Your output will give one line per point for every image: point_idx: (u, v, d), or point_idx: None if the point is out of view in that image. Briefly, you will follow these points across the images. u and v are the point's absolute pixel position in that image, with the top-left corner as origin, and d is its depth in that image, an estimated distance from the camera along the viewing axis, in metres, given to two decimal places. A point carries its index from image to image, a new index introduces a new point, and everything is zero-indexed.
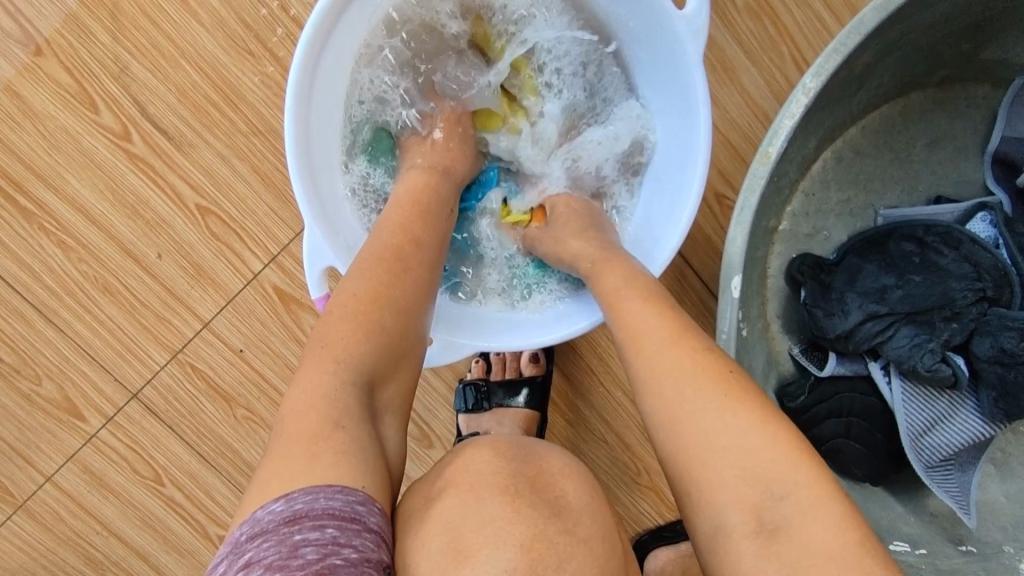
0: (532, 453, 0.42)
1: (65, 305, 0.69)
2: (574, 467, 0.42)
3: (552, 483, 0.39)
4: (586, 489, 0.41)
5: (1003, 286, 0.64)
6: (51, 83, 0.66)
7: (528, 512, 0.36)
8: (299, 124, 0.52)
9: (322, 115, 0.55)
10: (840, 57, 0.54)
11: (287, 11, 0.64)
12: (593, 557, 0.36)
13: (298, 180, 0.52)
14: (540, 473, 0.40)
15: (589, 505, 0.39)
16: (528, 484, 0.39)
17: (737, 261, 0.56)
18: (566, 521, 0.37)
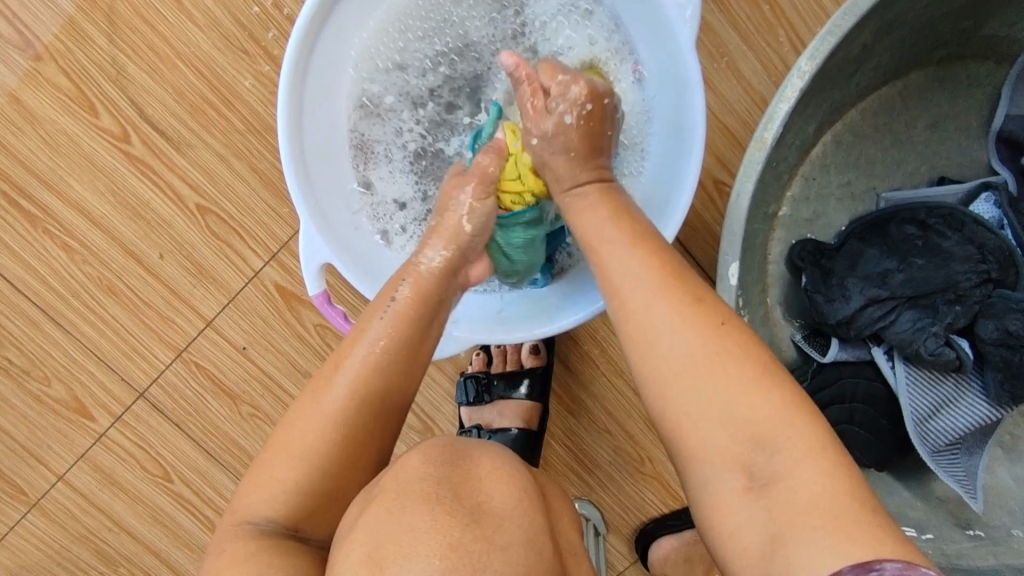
0: (464, 457, 0.40)
1: (70, 307, 0.71)
2: (507, 471, 0.41)
3: (477, 488, 0.38)
4: (514, 496, 0.39)
5: (1007, 268, 0.63)
6: (51, 88, 0.67)
7: (445, 520, 0.35)
8: (291, 119, 0.53)
9: (316, 97, 0.56)
10: (835, 39, 0.54)
11: (280, 9, 0.64)
12: (510, 567, 0.35)
13: (290, 175, 0.52)
14: (466, 479, 0.38)
15: (517, 512, 0.38)
16: (452, 489, 0.37)
17: (735, 247, 0.55)
18: (485, 528, 0.35)
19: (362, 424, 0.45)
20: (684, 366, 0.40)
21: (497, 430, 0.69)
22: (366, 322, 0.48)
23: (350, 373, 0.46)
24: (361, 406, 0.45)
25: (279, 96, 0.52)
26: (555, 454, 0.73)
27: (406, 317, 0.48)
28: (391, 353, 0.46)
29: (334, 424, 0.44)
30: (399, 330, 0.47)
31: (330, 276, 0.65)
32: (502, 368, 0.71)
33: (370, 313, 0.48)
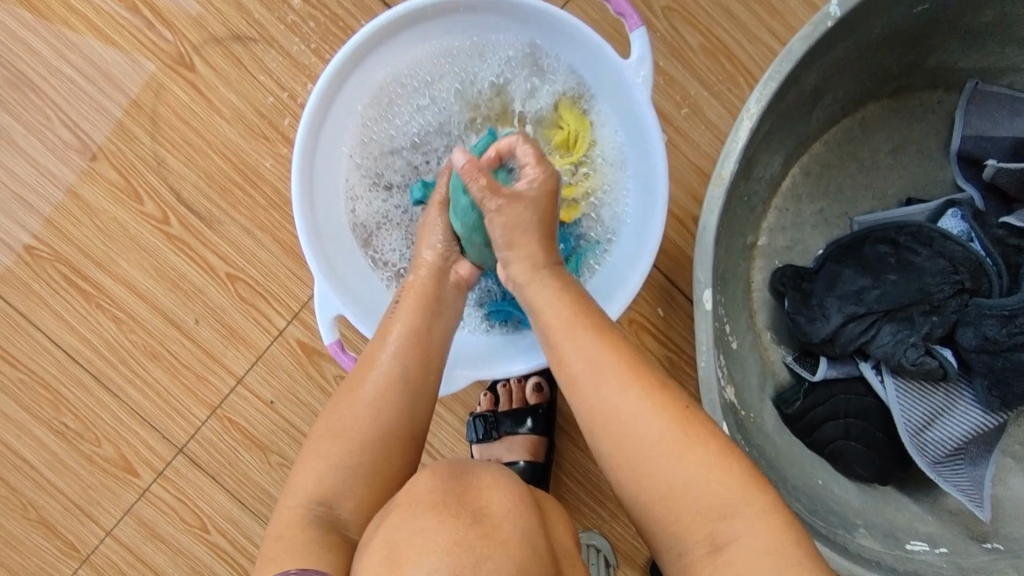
0: (467, 471, 0.45)
1: (119, 372, 0.79)
2: (504, 481, 0.45)
3: (478, 495, 0.42)
4: (512, 502, 0.43)
5: (979, 277, 0.66)
6: (104, 182, 0.77)
7: (451, 522, 0.40)
8: (303, 191, 0.61)
9: (323, 172, 0.63)
10: (777, 84, 0.59)
11: (295, 100, 0.75)
12: (511, 559, 0.39)
13: (304, 241, 0.59)
14: (469, 488, 0.43)
15: (514, 516, 0.42)
16: (456, 497, 0.42)
17: (706, 274, 0.60)
18: (486, 527, 0.40)
19: (393, 415, 0.52)
20: (653, 439, 0.47)
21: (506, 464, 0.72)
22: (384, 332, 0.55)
23: (380, 363, 0.54)
24: (392, 388, 0.53)
25: (293, 174, 0.60)
26: (565, 488, 0.75)
27: (413, 322, 0.56)
28: (409, 352, 0.54)
29: (372, 415, 0.52)
30: (414, 322, 0.55)
31: (345, 329, 0.72)
32: (508, 407, 0.75)
33: (385, 320, 0.57)
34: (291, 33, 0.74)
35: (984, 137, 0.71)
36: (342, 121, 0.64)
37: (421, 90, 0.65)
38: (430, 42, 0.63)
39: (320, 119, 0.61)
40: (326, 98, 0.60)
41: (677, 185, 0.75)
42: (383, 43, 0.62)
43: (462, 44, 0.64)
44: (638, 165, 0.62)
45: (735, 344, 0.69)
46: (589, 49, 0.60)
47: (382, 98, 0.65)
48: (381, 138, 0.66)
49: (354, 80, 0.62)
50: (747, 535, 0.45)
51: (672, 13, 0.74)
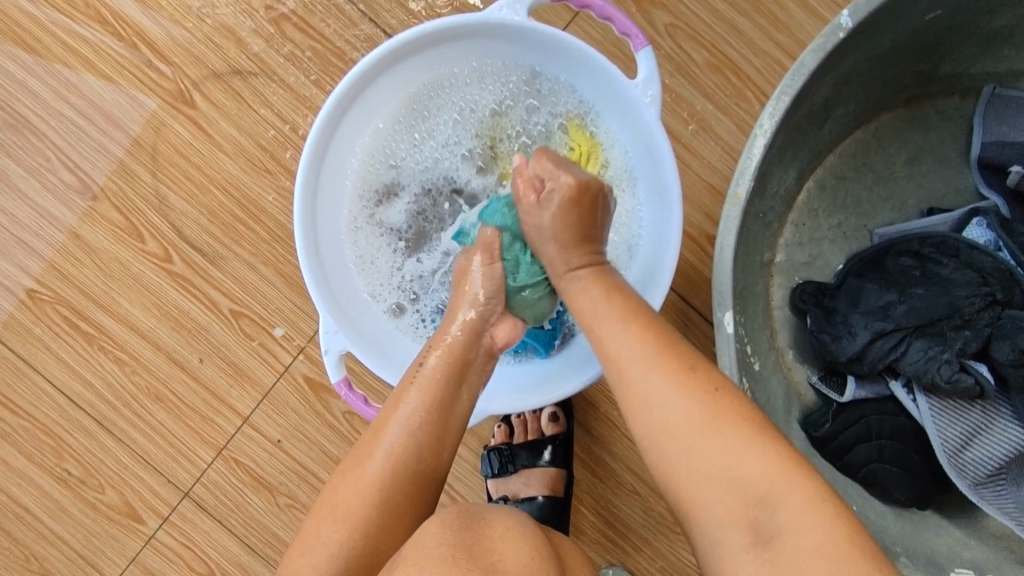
0: (476, 520, 0.42)
1: (123, 416, 0.77)
2: (518, 531, 0.43)
3: (489, 549, 0.40)
4: (525, 554, 0.41)
5: (1011, 288, 0.63)
6: (104, 221, 0.76)
7: None
8: (306, 231, 0.59)
9: (325, 209, 0.62)
10: (789, 97, 0.57)
11: (296, 133, 0.74)
12: None
13: (310, 282, 0.57)
14: (480, 540, 0.40)
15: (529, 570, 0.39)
16: (466, 551, 0.39)
17: (727, 296, 0.57)
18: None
19: (401, 487, 0.49)
20: (681, 422, 0.44)
21: (524, 499, 0.69)
22: (400, 398, 0.52)
23: (392, 436, 0.50)
24: (399, 472, 0.49)
25: (295, 204, 0.58)
26: (586, 521, 0.72)
27: (430, 390, 0.52)
28: (425, 426, 0.50)
29: (375, 495, 0.48)
30: (435, 388, 0.52)
31: (353, 363, 0.70)
32: (523, 438, 0.72)
33: (405, 383, 0.53)
34: (291, 65, 0.73)
35: (1005, 143, 0.68)
36: (340, 156, 0.62)
37: (427, 115, 0.64)
38: (436, 66, 0.62)
39: (319, 157, 0.59)
40: (323, 135, 0.59)
41: (689, 204, 0.73)
42: (389, 69, 0.60)
43: (470, 69, 0.62)
44: (649, 189, 0.61)
45: (758, 366, 0.67)
46: (600, 73, 0.59)
47: (387, 123, 0.63)
48: (385, 163, 0.64)
49: (358, 106, 0.61)
50: (791, 527, 0.41)
51: (676, 30, 0.72)
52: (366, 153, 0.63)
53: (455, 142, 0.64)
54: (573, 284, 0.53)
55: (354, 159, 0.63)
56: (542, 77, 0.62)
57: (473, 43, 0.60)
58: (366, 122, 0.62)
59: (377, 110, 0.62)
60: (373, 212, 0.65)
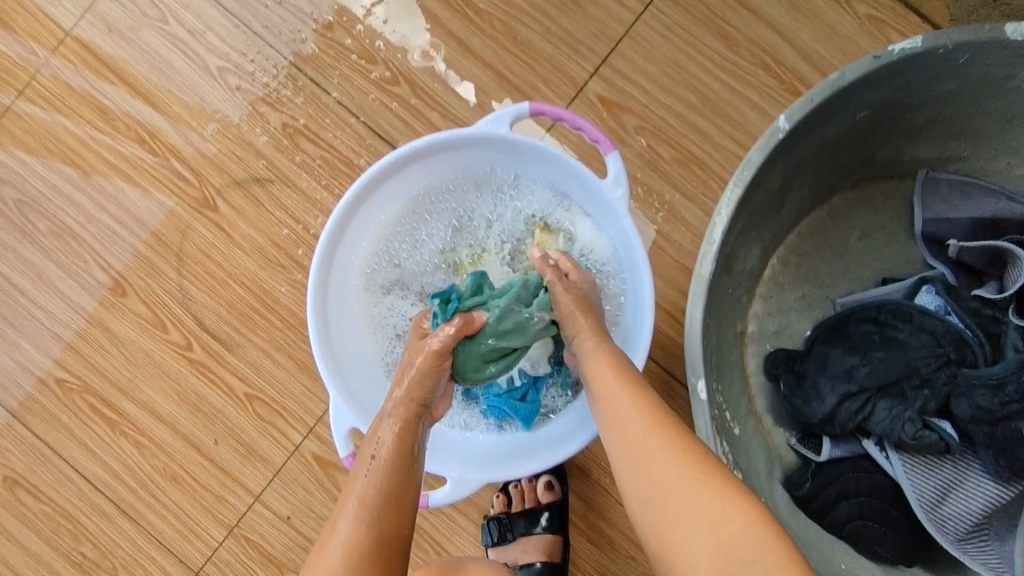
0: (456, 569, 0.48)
1: (139, 498, 0.80)
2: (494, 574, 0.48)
3: None
4: None
5: (963, 349, 0.69)
6: (132, 314, 0.83)
7: None
8: (320, 324, 0.65)
9: (336, 304, 0.69)
10: (740, 189, 0.65)
11: (309, 230, 0.82)
12: None
13: (324, 370, 0.64)
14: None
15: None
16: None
17: (698, 365, 0.63)
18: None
19: (387, 526, 0.51)
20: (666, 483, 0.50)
21: (523, 565, 0.73)
22: (366, 446, 0.56)
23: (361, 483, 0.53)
24: (382, 505, 0.51)
25: (309, 307, 0.65)
26: None
27: (399, 438, 0.56)
28: (395, 468, 0.54)
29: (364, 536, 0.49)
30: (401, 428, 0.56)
31: (359, 440, 0.75)
32: (521, 507, 0.76)
33: (367, 438, 0.56)
34: (305, 172, 0.83)
35: (942, 219, 0.76)
36: (348, 256, 0.70)
37: (423, 218, 0.72)
38: (429, 176, 0.70)
39: (330, 258, 0.67)
40: (334, 240, 0.67)
41: (666, 282, 0.80)
42: (387, 182, 0.68)
43: (459, 175, 0.71)
44: (625, 273, 0.68)
45: (738, 430, 0.71)
46: (572, 175, 0.67)
47: (387, 227, 0.71)
48: (387, 262, 0.72)
49: (361, 216, 0.69)
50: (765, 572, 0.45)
51: (644, 131, 0.82)
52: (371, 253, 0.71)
53: (449, 239, 0.72)
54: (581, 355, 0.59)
55: (359, 261, 0.71)
56: (522, 179, 0.71)
57: (460, 155, 0.69)
58: (369, 227, 0.70)
59: (380, 215, 0.70)
60: (378, 306, 0.72)
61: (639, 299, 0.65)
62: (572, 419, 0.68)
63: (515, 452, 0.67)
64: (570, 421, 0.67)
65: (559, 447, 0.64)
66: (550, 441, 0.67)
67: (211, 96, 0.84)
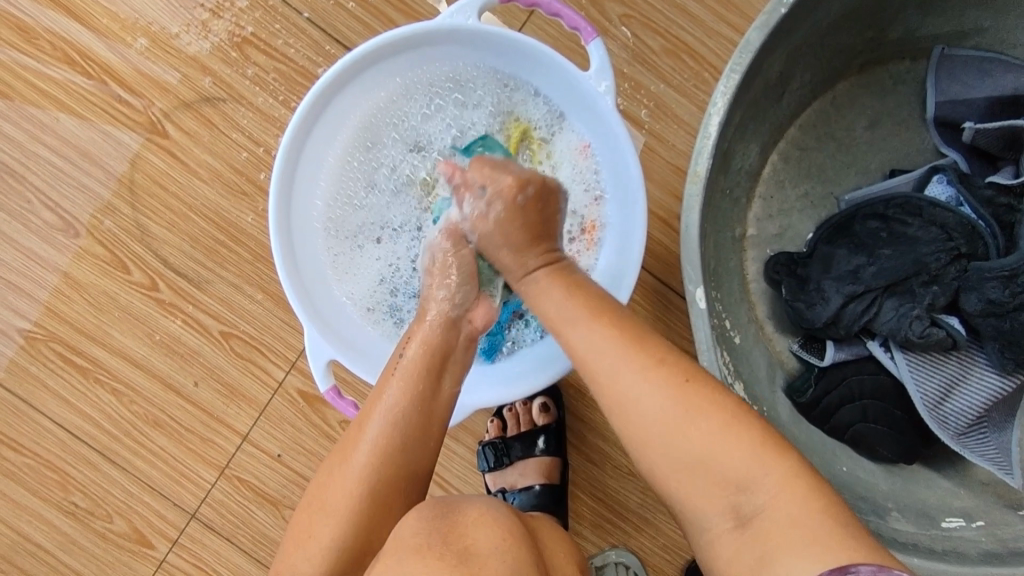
0: (452, 507, 0.43)
1: (124, 445, 0.78)
2: (490, 515, 0.43)
3: (462, 533, 0.41)
4: (498, 536, 0.42)
5: (974, 240, 0.64)
6: (89, 256, 0.77)
7: (435, 564, 0.39)
8: (287, 263, 0.60)
9: (302, 240, 0.63)
10: (739, 75, 0.59)
11: (269, 152, 0.75)
12: None
13: (300, 311, 0.59)
14: (454, 527, 0.41)
15: (503, 552, 0.40)
16: (440, 538, 0.40)
17: (696, 273, 0.59)
18: (470, 566, 0.38)
19: (392, 484, 0.49)
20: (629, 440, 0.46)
21: (522, 489, 0.72)
22: (385, 383, 0.52)
23: (376, 429, 0.50)
24: (386, 453, 0.50)
25: (275, 256, 0.60)
26: (585, 505, 0.74)
27: (417, 370, 0.52)
28: (406, 418, 0.51)
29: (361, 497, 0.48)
30: (419, 363, 0.53)
31: (341, 373, 0.71)
32: (517, 430, 0.74)
33: (386, 375, 0.53)
34: (258, 88, 0.75)
35: (957, 102, 0.70)
36: (306, 187, 0.63)
37: (383, 136, 0.65)
38: (375, 88, 0.63)
39: (287, 191, 0.61)
40: (288, 170, 0.60)
41: (659, 188, 0.75)
42: (330, 104, 0.62)
43: (408, 80, 0.64)
44: (616, 175, 0.62)
45: (739, 339, 0.68)
46: (532, 56, 0.60)
47: (346, 153, 0.65)
48: (353, 195, 0.66)
49: (314, 142, 0.62)
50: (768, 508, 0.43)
51: (629, 20, 0.74)
52: (331, 180, 0.65)
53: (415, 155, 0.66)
54: (533, 285, 0.54)
55: (320, 199, 0.65)
56: (480, 73, 0.64)
57: (403, 56, 0.62)
58: (323, 157, 0.64)
59: (333, 138, 0.64)
60: (354, 240, 0.66)
61: (631, 214, 0.60)
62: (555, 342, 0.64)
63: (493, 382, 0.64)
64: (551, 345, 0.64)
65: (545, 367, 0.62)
66: (530, 367, 0.64)
67: (143, 5, 0.75)
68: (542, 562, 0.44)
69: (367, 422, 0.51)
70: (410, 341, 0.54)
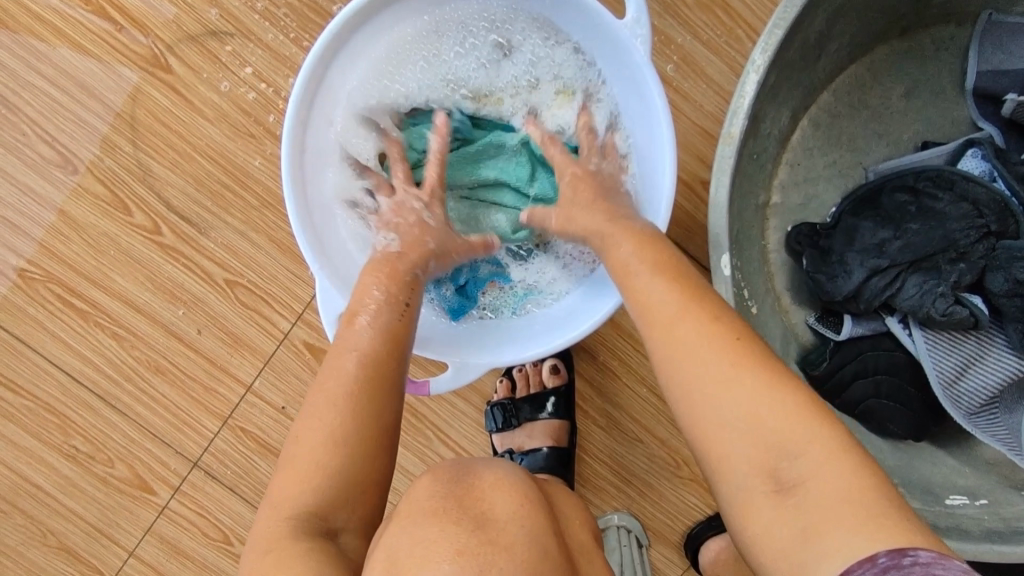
0: (467, 471, 0.43)
1: (125, 390, 0.77)
2: (508, 480, 0.42)
3: (478, 497, 0.40)
4: (515, 502, 0.41)
5: (1006, 218, 0.63)
6: (89, 196, 0.74)
7: (451, 529, 0.37)
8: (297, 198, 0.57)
9: (315, 177, 0.60)
10: (782, 32, 0.56)
11: (278, 93, 0.72)
12: (516, 566, 0.36)
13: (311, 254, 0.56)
14: (469, 491, 0.41)
15: (518, 517, 0.39)
16: (456, 502, 0.39)
17: (723, 240, 0.57)
18: (488, 532, 0.37)
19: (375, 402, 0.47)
20: (703, 370, 0.42)
21: (529, 451, 0.71)
22: (349, 333, 0.50)
23: (340, 387, 0.47)
24: (362, 391, 0.47)
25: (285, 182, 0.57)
26: (590, 468, 0.74)
27: (386, 315, 0.51)
28: (378, 354, 0.49)
29: (341, 436, 0.45)
30: (378, 334, 0.50)
31: (350, 325, 0.70)
32: (526, 392, 0.74)
33: (352, 315, 0.51)
34: (267, 23, 0.70)
35: (1001, 72, 0.67)
36: (320, 120, 0.60)
37: (407, 72, 0.62)
38: (402, 20, 0.60)
39: (303, 122, 0.57)
40: (304, 99, 0.57)
41: (683, 150, 0.72)
42: (361, 23, 0.57)
43: (439, 16, 0.61)
44: (647, 152, 0.60)
45: (756, 309, 0.67)
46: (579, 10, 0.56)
47: (366, 87, 0.61)
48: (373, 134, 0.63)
49: (335, 73, 0.59)
50: (816, 476, 0.39)
51: None
52: (348, 115, 0.61)
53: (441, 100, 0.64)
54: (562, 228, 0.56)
55: (336, 134, 0.61)
56: (521, 20, 0.61)
57: None
58: (342, 90, 0.60)
59: (354, 71, 0.60)
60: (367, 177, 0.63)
61: (658, 183, 0.57)
62: (547, 322, 0.62)
63: (479, 344, 0.62)
64: (543, 324, 0.62)
65: (539, 341, 0.59)
66: (515, 339, 0.61)
67: None
68: (558, 533, 0.42)
69: (336, 363, 0.48)
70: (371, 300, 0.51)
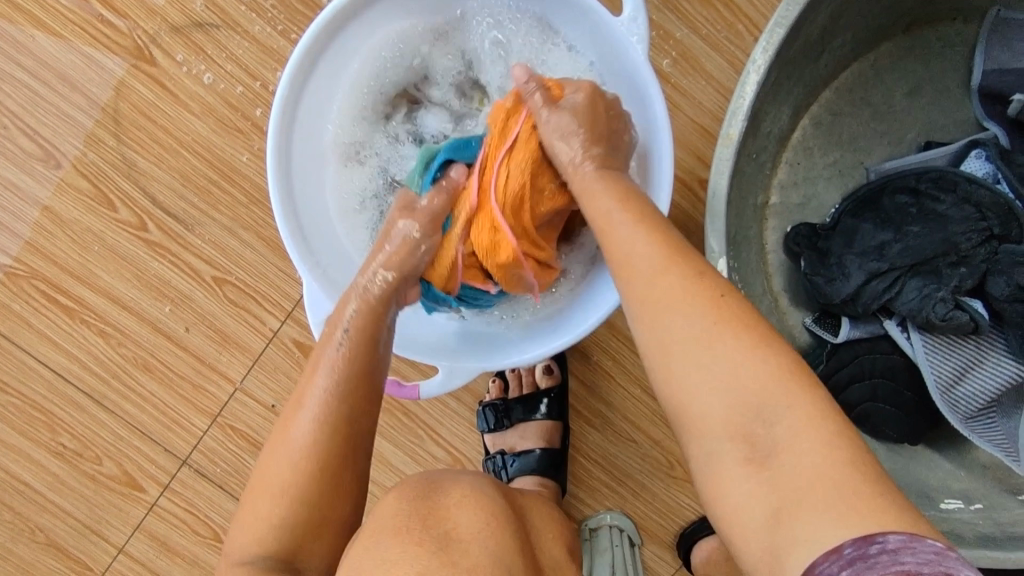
0: (432, 489, 0.42)
1: (112, 388, 0.76)
2: (475, 497, 0.42)
3: (443, 517, 0.40)
4: (480, 521, 0.40)
5: (1009, 221, 0.61)
6: (73, 191, 0.73)
7: (414, 550, 0.37)
8: (282, 196, 0.56)
9: (303, 174, 0.59)
10: (784, 30, 0.54)
11: (266, 87, 0.70)
12: None
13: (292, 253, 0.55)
14: (433, 509, 0.40)
15: (484, 536, 0.39)
16: (419, 521, 0.39)
17: (719, 244, 0.55)
18: (451, 554, 0.37)
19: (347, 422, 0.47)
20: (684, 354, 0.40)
21: (521, 452, 0.71)
22: (321, 352, 0.49)
23: (310, 409, 0.47)
24: (324, 423, 0.46)
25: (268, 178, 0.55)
26: (583, 469, 0.73)
27: (359, 332, 0.49)
28: (347, 377, 0.48)
29: (310, 460, 0.45)
30: (352, 354, 0.48)
31: None
32: (518, 392, 0.73)
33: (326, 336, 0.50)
34: (253, 15, 0.68)
35: (1007, 70, 0.65)
36: (310, 115, 0.58)
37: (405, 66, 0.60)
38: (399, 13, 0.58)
39: (291, 116, 0.56)
40: (293, 93, 0.56)
41: (681, 147, 0.71)
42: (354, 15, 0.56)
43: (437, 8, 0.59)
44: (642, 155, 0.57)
45: None
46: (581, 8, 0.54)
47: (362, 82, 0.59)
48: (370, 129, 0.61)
49: (327, 67, 0.57)
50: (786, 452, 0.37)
51: None
52: (343, 110, 0.60)
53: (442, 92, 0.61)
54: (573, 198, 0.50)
55: (330, 129, 0.60)
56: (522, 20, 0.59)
57: None
58: (336, 85, 0.59)
59: (348, 65, 0.58)
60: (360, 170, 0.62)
61: (655, 184, 0.55)
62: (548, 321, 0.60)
63: (477, 346, 0.61)
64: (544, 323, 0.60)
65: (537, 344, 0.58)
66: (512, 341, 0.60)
67: None
68: (527, 548, 0.42)
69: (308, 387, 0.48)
70: (346, 316, 0.51)
